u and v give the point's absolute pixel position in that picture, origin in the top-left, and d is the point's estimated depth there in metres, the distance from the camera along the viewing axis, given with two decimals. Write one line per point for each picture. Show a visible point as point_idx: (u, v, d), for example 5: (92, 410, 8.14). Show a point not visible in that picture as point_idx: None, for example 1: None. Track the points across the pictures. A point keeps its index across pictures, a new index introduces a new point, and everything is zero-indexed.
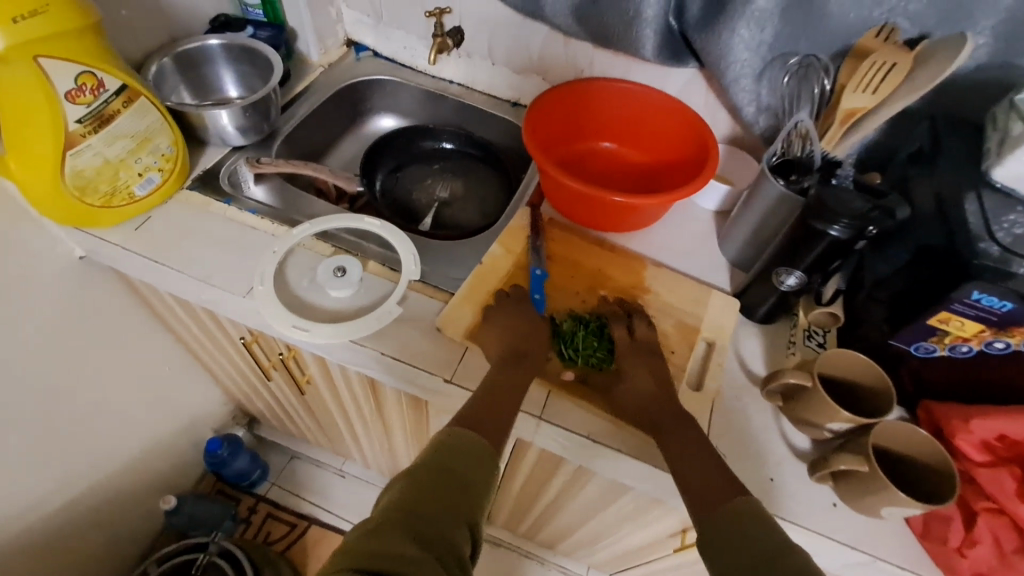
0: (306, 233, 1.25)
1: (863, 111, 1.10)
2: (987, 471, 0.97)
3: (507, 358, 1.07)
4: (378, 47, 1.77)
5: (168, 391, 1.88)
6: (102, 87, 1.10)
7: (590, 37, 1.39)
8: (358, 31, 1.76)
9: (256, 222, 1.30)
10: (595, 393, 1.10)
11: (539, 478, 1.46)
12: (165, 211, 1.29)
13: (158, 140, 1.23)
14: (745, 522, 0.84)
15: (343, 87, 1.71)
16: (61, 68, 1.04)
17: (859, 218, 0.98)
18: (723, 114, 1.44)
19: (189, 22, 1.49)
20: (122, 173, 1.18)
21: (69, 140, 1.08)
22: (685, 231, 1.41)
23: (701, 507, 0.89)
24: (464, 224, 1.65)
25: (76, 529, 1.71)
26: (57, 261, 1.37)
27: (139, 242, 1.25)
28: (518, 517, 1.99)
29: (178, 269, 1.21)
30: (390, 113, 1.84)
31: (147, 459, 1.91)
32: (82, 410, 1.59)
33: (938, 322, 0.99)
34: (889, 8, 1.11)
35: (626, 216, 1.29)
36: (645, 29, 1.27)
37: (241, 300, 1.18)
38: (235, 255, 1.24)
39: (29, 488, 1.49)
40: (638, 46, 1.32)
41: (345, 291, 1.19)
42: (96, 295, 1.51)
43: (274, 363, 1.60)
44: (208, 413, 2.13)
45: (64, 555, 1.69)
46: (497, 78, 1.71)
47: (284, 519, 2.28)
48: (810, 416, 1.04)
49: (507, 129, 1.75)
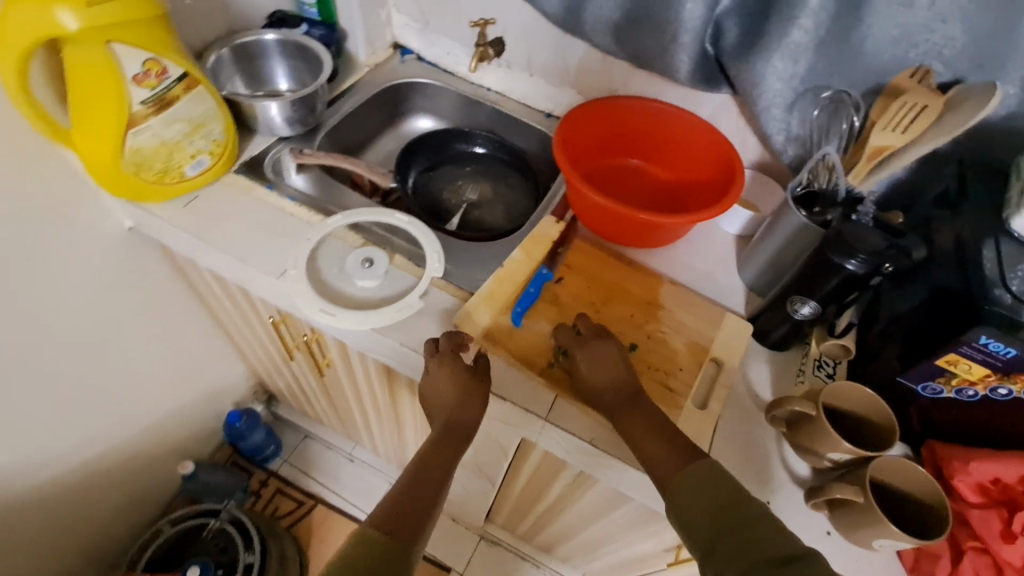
0: (339, 224, 1.32)
1: (891, 149, 1.12)
2: (978, 512, 0.99)
3: (443, 438, 1.08)
4: (423, 51, 1.85)
5: (195, 361, 1.97)
6: (166, 73, 1.17)
7: (626, 56, 1.42)
8: (405, 34, 1.83)
9: (294, 210, 1.38)
10: None
11: (541, 480, 1.50)
12: (211, 192, 1.38)
13: (211, 126, 1.31)
14: (717, 504, 0.91)
15: (386, 87, 1.78)
16: (130, 52, 1.11)
17: (876, 255, 1.01)
18: (752, 140, 1.46)
19: (248, 16, 1.58)
20: (176, 154, 1.27)
21: (131, 121, 1.16)
22: (705, 252, 1.44)
23: (675, 494, 0.95)
24: (489, 226, 1.71)
25: (99, 484, 1.81)
26: (107, 230, 1.47)
27: (185, 219, 1.33)
28: (518, 517, 2.03)
29: (219, 248, 1.29)
30: (428, 114, 1.91)
31: (170, 424, 2.01)
32: (116, 371, 1.69)
33: (947, 363, 1.01)
34: (925, 50, 1.12)
35: (647, 233, 1.32)
36: (681, 54, 1.30)
37: (274, 281, 1.25)
38: (272, 239, 1.32)
39: (62, 439, 1.59)
40: (673, 69, 1.35)
41: (371, 282, 1.25)
42: (140, 265, 1.61)
43: (298, 344, 1.67)
44: (230, 386, 2.22)
45: (86, 506, 1.80)
46: (534, 89, 1.76)
47: (293, 496, 2.37)
48: (812, 445, 1.05)
49: (539, 138, 1.80)
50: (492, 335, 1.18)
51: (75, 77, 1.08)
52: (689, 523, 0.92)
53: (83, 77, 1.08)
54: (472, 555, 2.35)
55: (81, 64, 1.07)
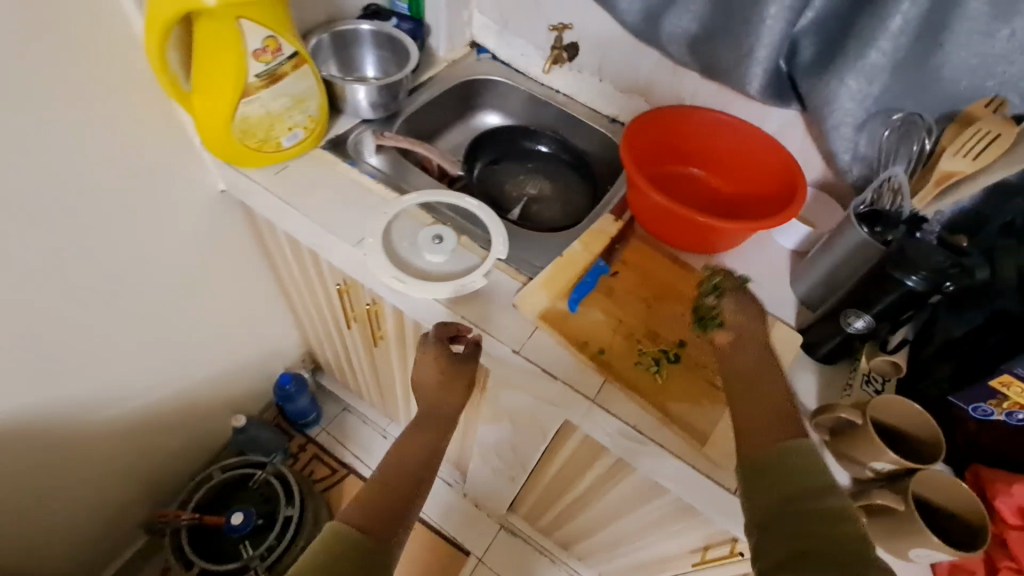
0: (413, 202, 1.41)
1: (960, 175, 1.13)
2: (1018, 534, 1.03)
3: (418, 427, 1.26)
4: (498, 51, 1.94)
5: (258, 321, 2.11)
6: (280, 51, 1.30)
7: (698, 68, 1.48)
8: (484, 34, 1.94)
9: (373, 186, 1.48)
10: (648, 390, 1.19)
11: (575, 467, 1.55)
12: (300, 163, 1.50)
13: (310, 103, 1.43)
14: (800, 482, 0.84)
15: (461, 82, 1.89)
16: (254, 30, 1.24)
17: (937, 273, 1.04)
18: (816, 158, 1.49)
19: (346, 7, 1.71)
20: (277, 125, 1.40)
21: (246, 91, 1.29)
22: (759, 263, 1.47)
23: (755, 464, 0.90)
24: (547, 221, 1.78)
25: (163, 424, 1.97)
26: (203, 189, 1.62)
27: (276, 185, 1.46)
28: (543, 508, 2.08)
29: (305, 213, 1.41)
30: (497, 112, 2.00)
31: (229, 378, 2.16)
32: (191, 320, 1.83)
33: (1000, 385, 1.06)
34: (1003, 80, 1.13)
35: (704, 238, 1.36)
36: (755, 68, 1.35)
37: (352, 248, 1.36)
38: (352, 211, 1.43)
39: (139, 375, 1.75)
40: (745, 82, 1.39)
41: (439, 257, 1.34)
42: (225, 226, 1.76)
43: (357, 314, 1.78)
44: (284, 350, 2.36)
45: (150, 442, 1.96)
46: (602, 94, 1.84)
47: (327, 463, 2.50)
48: (855, 454, 1.07)
49: (602, 142, 1.86)
50: (548, 317, 1.25)
51: (206, 48, 1.21)
52: (755, 496, 0.88)
53: (213, 48, 1.21)
54: (491, 542, 2.40)
55: (213, 36, 1.20)
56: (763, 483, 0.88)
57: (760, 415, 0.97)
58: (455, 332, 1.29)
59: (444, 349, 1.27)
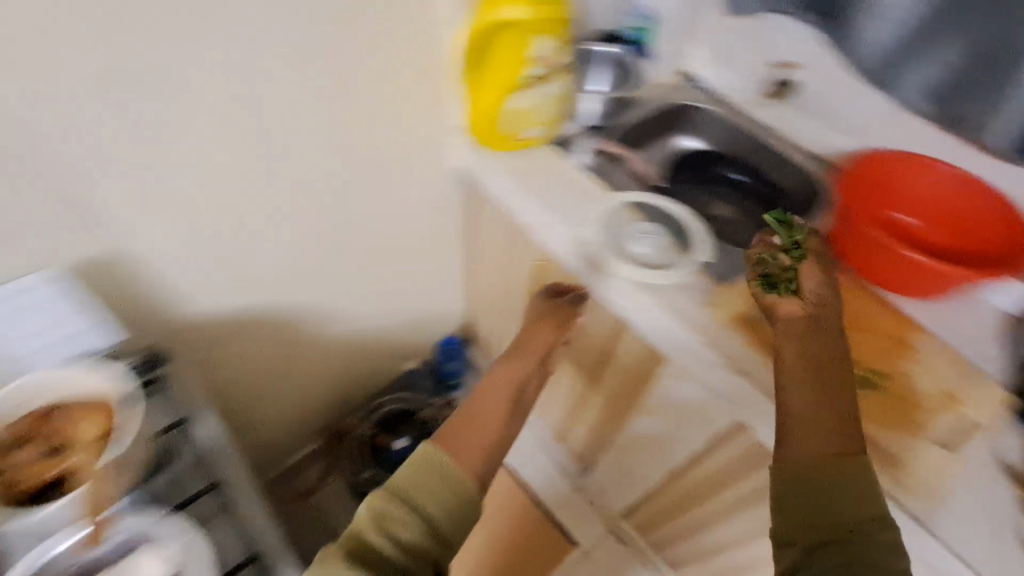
0: (628, 199, 1.61)
1: None
2: None
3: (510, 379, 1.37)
4: (711, 78, 2.07)
5: (432, 283, 2.33)
6: (553, 61, 1.64)
7: (939, 119, 1.60)
8: (699, 65, 2.09)
9: (591, 181, 1.69)
10: None
11: (723, 475, 1.59)
12: (535, 152, 1.76)
13: (556, 106, 1.75)
14: (861, 508, 0.94)
15: (671, 106, 2.02)
16: (544, 43, 1.59)
17: None
18: None
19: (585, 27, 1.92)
20: (529, 119, 1.70)
21: (522, 87, 1.63)
22: (970, 318, 1.40)
23: (804, 464, 0.97)
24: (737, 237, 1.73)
25: (345, 353, 2.26)
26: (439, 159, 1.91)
27: (512, 166, 1.73)
28: (656, 525, 2.05)
29: (533, 195, 1.65)
30: (696, 137, 2.04)
31: (399, 329, 2.41)
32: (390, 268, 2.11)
33: None
34: None
35: (914, 277, 1.37)
36: (1009, 121, 1.47)
37: (570, 229, 1.57)
38: (573, 199, 1.65)
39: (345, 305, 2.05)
40: (990, 133, 1.52)
41: (645, 250, 1.50)
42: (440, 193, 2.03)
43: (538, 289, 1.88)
44: (446, 316, 2.51)
45: (333, 366, 2.27)
46: (809, 131, 1.89)
47: None
48: None
49: (801, 176, 1.89)
50: (744, 319, 1.40)
51: (506, 48, 1.57)
52: (786, 485, 0.98)
53: (511, 49, 1.57)
54: None
55: (514, 41, 1.56)
56: (812, 488, 0.96)
57: (812, 415, 1.03)
58: (558, 292, 1.65)
59: (551, 309, 1.62)
